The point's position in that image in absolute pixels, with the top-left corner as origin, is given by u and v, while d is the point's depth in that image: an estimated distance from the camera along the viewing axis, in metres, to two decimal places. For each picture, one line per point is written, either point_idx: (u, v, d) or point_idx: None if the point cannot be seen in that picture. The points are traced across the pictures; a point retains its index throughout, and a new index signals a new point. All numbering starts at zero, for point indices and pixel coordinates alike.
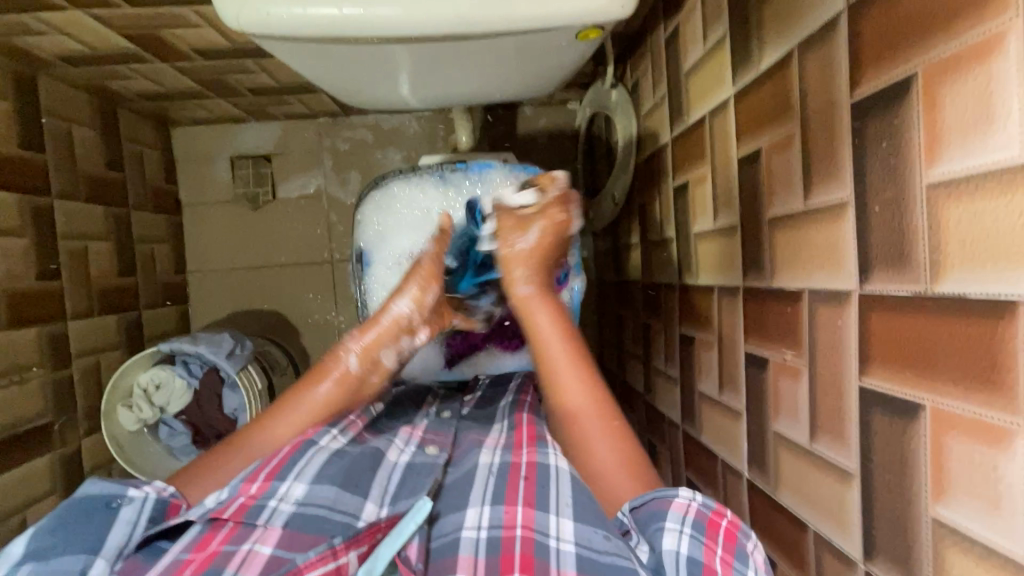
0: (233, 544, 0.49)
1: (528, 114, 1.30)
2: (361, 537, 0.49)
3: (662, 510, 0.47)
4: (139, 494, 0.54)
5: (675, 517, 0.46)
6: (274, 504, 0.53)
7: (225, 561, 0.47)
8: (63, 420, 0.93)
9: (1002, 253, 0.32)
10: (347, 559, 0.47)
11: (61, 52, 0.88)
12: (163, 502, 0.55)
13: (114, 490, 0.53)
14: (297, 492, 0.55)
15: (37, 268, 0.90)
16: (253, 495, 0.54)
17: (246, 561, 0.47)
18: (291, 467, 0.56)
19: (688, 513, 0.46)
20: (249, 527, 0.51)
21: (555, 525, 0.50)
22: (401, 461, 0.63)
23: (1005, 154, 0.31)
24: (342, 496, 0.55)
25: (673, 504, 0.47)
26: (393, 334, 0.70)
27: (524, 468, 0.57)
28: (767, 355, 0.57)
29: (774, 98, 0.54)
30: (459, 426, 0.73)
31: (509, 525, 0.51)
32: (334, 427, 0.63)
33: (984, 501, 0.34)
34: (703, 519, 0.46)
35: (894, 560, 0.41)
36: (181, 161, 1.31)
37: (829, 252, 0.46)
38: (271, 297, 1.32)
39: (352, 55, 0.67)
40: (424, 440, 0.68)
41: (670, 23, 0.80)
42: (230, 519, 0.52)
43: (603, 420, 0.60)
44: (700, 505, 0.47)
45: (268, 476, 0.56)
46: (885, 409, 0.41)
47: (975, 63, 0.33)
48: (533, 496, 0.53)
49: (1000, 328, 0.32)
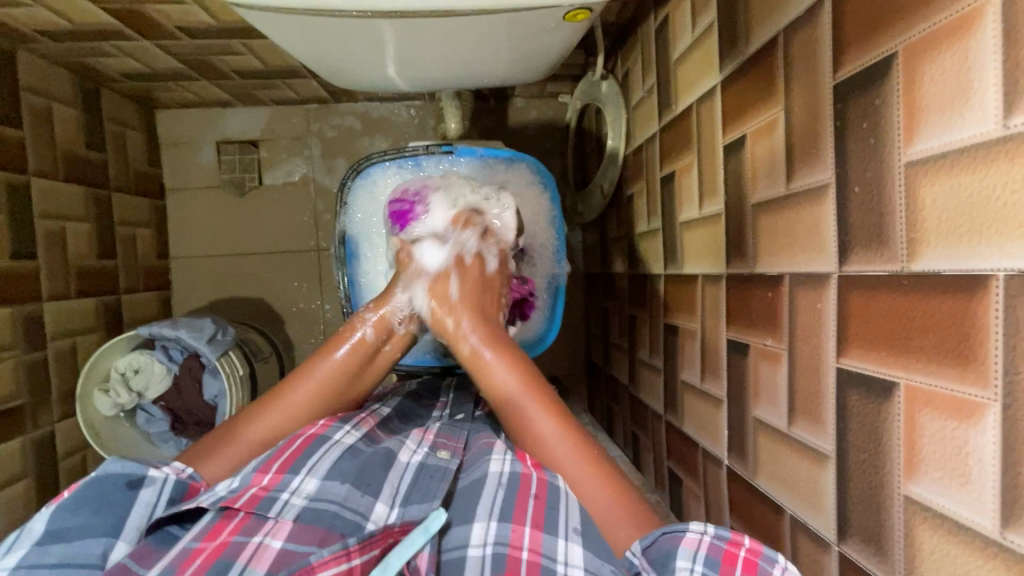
0: (244, 535, 0.49)
1: (519, 105, 1.29)
2: (375, 539, 0.47)
3: (673, 546, 0.45)
4: (158, 475, 0.53)
5: (687, 556, 0.44)
6: (286, 497, 0.53)
7: (236, 552, 0.47)
8: (37, 402, 0.91)
9: (980, 229, 0.32)
10: (359, 560, 0.46)
11: (42, 26, 0.86)
12: (182, 484, 0.54)
13: (134, 469, 0.52)
14: (309, 487, 0.54)
15: (12, 246, 0.88)
16: (265, 486, 0.53)
17: (257, 554, 0.47)
18: (305, 461, 0.56)
19: (700, 549, 0.44)
20: (261, 517, 0.51)
21: (563, 549, 0.51)
22: (412, 462, 0.61)
23: (981, 129, 0.31)
24: (353, 494, 0.55)
25: (684, 541, 0.45)
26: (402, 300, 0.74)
27: (535, 485, 0.56)
28: (748, 341, 0.57)
29: (758, 83, 0.54)
30: (472, 430, 0.71)
31: (516, 546, 0.51)
32: (347, 423, 0.62)
33: (954, 475, 0.34)
34: (716, 554, 0.44)
35: (867, 539, 0.41)
36: (166, 145, 1.29)
37: (809, 235, 0.46)
38: (256, 284, 1.30)
39: (336, 28, 0.66)
40: (437, 443, 0.65)
41: (660, 13, 0.81)
42: (241, 509, 0.51)
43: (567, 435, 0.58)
44: (713, 539, 0.44)
45: (283, 468, 0.55)
46: (861, 390, 0.41)
47: (955, 39, 0.33)
48: (541, 518, 0.53)
49: (974, 304, 0.32)
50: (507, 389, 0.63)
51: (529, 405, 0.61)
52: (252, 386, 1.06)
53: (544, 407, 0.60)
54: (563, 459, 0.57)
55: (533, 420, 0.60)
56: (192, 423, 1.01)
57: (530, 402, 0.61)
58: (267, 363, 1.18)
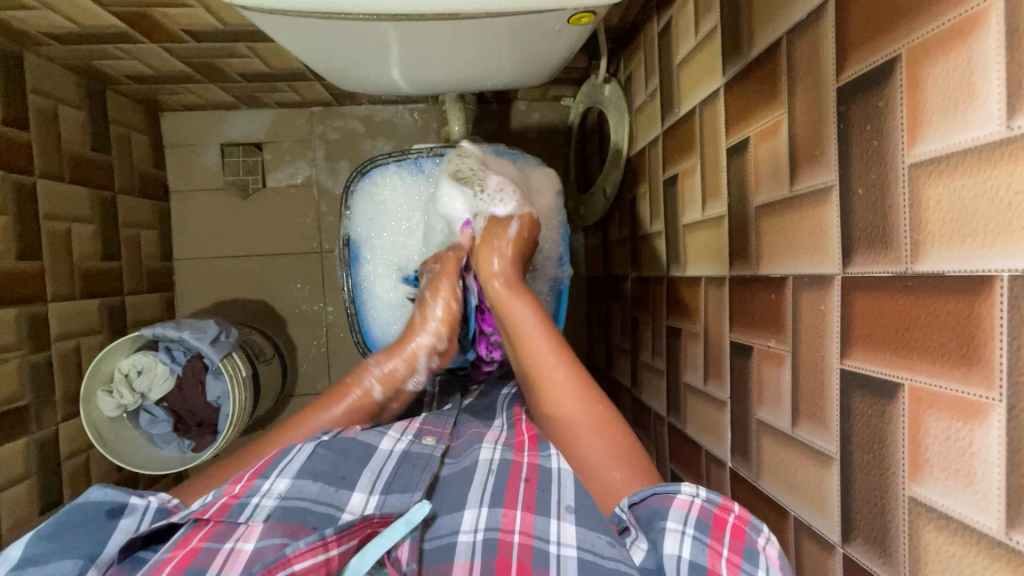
0: (215, 542, 0.48)
1: (521, 108, 1.30)
2: (353, 529, 0.47)
3: (664, 507, 0.47)
4: (140, 503, 0.53)
5: (677, 518, 0.46)
6: (256, 501, 0.52)
7: (208, 560, 0.46)
8: (40, 403, 0.91)
9: (982, 229, 0.32)
10: (336, 551, 0.46)
11: (50, 29, 0.87)
12: (165, 511, 0.54)
13: (114, 497, 0.53)
14: (280, 487, 0.54)
15: (17, 247, 0.89)
16: (236, 494, 0.53)
17: (229, 560, 0.47)
18: (276, 465, 0.56)
19: (691, 512, 0.45)
20: (231, 524, 0.50)
21: (555, 530, 0.51)
22: (396, 450, 0.61)
23: (984, 131, 0.32)
24: (327, 490, 0.55)
25: (676, 502, 0.46)
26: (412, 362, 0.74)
27: (525, 470, 0.58)
28: (751, 344, 0.57)
29: (760, 87, 0.54)
30: (458, 419, 0.72)
31: (506, 530, 0.52)
32: (324, 434, 0.62)
33: (960, 476, 0.34)
34: (707, 517, 0.45)
35: (871, 541, 0.41)
36: (170, 148, 1.29)
37: (813, 237, 0.46)
38: (259, 286, 1.30)
39: (341, 31, 0.67)
40: (423, 430, 0.65)
41: (663, 17, 0.81)
42: (211, 519, 0.50)
43: (585, 403, 0.60)
44: (704, 503, 0.46)
45: (254, 475, 0.55)
46: (865, 392, 0.41)
47: (957, 42, 0.33)
48: (533, 500, 0.54)
49: (978, 304, 0.32)
50: (533, 339, 0.66)
51: (550, 357, 0.65)
52: (254, 387, 1.06)
53: (565, 365, 0.64)
54: (573, 415, 0.60)
55: (552, 371, 0.64)
56: (195, 424, 1.01)
57: (552, 357, 0.65)
58: (270, 365, 1.18)
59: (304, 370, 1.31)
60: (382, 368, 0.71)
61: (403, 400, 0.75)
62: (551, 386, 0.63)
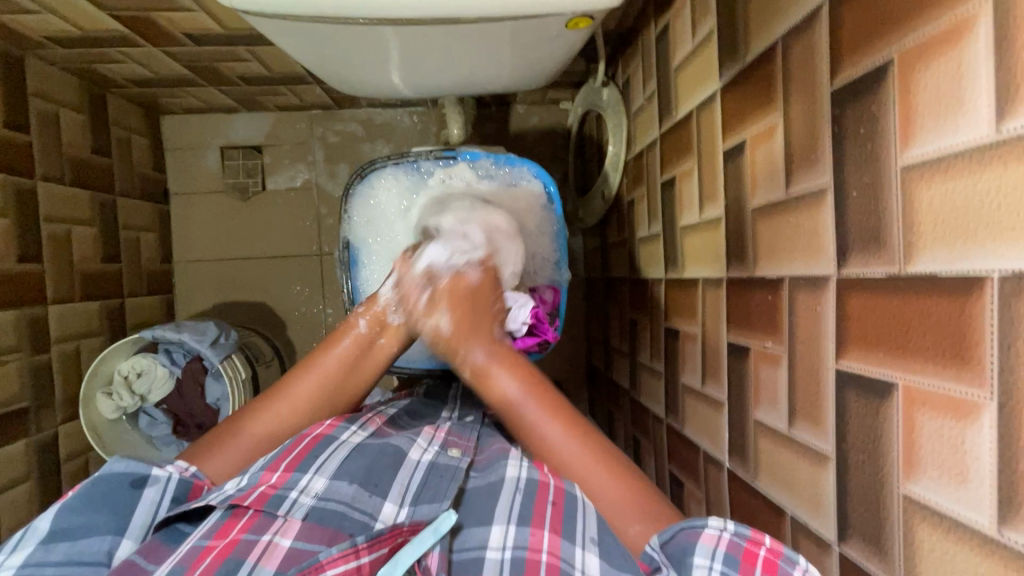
0: (254, 534, 0.49)
1: (520, 111, 1.30)
2: (384, 537, 0.47)
3: (691, 543, 0.45)
4: (162, 474, 0.53)
5: (705, 553, 0.44)
6: (295, 496, 0.53)
7: (246, 550, 0.47)
8: (41, 405, 0.91)
9: (971, 232, 0.33)
10: (367, 558, 0.46)
11: (51, 33, 0.87)
12: (186, 482, 0.54)
13: (137, 469, 0.53)
14: (318, 487, 0.54)
15: (18, 250, 0.89)
16: (273, 485, 0.53)
17: (268, 551, 0.48)
18: (313, 460, 0.56)
19: (719, 546, 0.45)
20: (270, 515, 0.51)
21: (580, 557, 0.50)
22: (423, 461, 0.61)
23: (973, 135, 0.32)
24: (360, 494, 0.55)
25: (703, 537, 0.45)
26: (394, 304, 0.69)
27: (552, 493, 0.57)
28: (748, 344, 0.57)
29: (757, 90, 0.55)
30: (481, 433, 0.71)
31: (534, 549, 0.51)
32: (354, 423, 0.63)
33: (951, 474, 0.34)
34: (736, 552, 0.44)
35: (867, 540, 0.41)
36: (170, 151, 1.30)
37: (808, 238, 0.47)
38: (259, 288, 1.31)
39: (342, 35, 0.67)
40: (448, 441, 0.65)
41: (660, 21, 0.82)
42: (251, 507, 0.51)
43: (586, 452, 0.56)
44: (732, 536, 0.45)
45: (290, 467, 0.55)
46: (861, 391, 0.41)
47: (947, 47, 0.34)
48: (560, 523, 0.53)
49: (969, 304, 0.33)
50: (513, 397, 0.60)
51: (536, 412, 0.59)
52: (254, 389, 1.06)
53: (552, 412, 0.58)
54: (582, 470, 0.55)
55: (545, 429, 0.58)
56: (194, 426, 1.00)
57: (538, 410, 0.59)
58: (269, 367, 1.18)
59: None
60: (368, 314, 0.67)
61: (394, 338, 0.68)
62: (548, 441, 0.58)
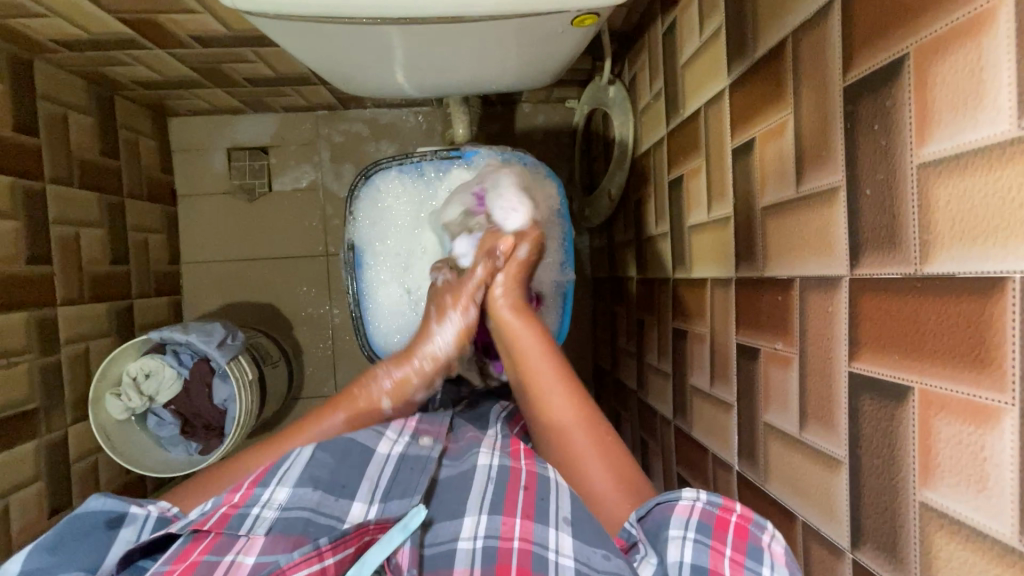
0: (215, 555, 0.49)
1: (526, 111, 1.30)
2: (349, 538, 0.48)
3: (666, 516, 0.49)
4: (140, 512, 0.54)
5: (679, 524, 0.48)
6: (257, 511, 0.53)
7: (208, 571, 0.48)
8: (50, 407, 0.92)
9: (990, 232, 0.32)
10: (332, 560, 0.47)
11: (58, 36, 0.88)
12: (164, 520, 0.55)
13: (114, 507, 0.54)
14: (280, 497, 0.54)
15: (27, 251, 0.90)
16: (235, 503, 0.53)
17: (230, 572, 0.48)
18: (275, 471, 0.55)
19: (693, 516, 0.48)
20: (231, 536, 0.51)
21: (554, 538, 0.52)
22: (393, 454, 0.60)
23: (994, 130, 0.31)
24: (326, 499, 0.55)
25: (677, 509, 0.48)
26: (427, 371, 0.70)
27: (524, 477, 0.57)
28: (758, 345, 0.56)
29: (766, 86, 0.54)
30: (453, 419, 0.72)
31: (506, 537, 0.52)
32: None
33: (970, 481, 0.33)
34: (709, 519, 0.47)
35: (881, 548, 0.40)
36: (177, 152, 1.31)
37: (820, 238, 0.46)
38: (265, 289, 1.31)
39: (345, 35, 0.67)
40: (418, 430, 0.64)
41: (667, 18, 0.81)
42: (212, 530, 0.51)
43: (591, 435, 0.60)
44: (705, 505, 0.48)
45: (253, 483, 0.54)
46: (874, 394, 0.40)
47: (966, 39, 0.33)
48: (533, 508, 0.54)
49: (988, 306, 0.32)
50: (532, 362, 0.66)
51: (552, 381, 0.64)
52: (260, 390, 1.06)
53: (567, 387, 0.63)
54: (582, 448, 0.59)
55: (556, 402, 0.62)
56: (202, 428, 1.01)
57: (553, 380, 0.64)
58: (276, 367, 1.18)
59: (310, 373, 1.32)
60: (392, 376, 0.69)
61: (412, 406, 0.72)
62: (557, 415, 0.62)
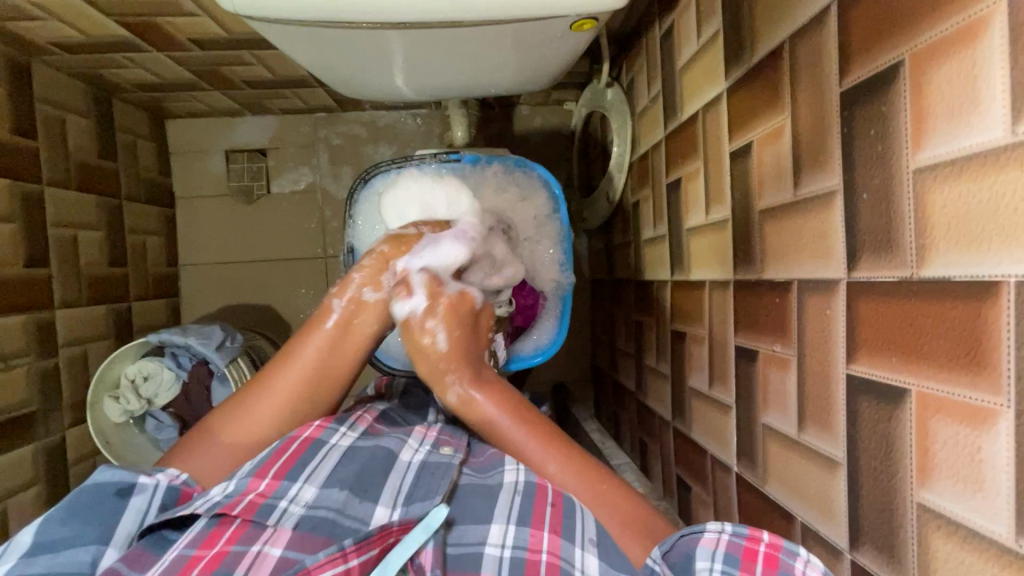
0: (243, 544, 0.49)
1: (524, 113, 1.30)
2: (372, 539, 0.47)
3: (694, 547, 0.46)
4: (150, 482, 0.52)
5: (706, 554, 0.45)
6: (285, 505, 0.53)
7: (235, 562, 0.47)
8: (49, 409, 0.92)
9: (986, 236, 0.32)
10: (356, 561, 0.46)
11: (57, 38, 0.88)
12: (175, 489, 0.53)
13: (124, 477, 0.51)
14: (307, 495, 0.54)
15: (25, 254, 0.90)
16: (262, 493, 0.53)
17: (256, 563, 0.47)
18: (303, 468, 0.56)
19: (719, 547, 0.45)
20: (259, 527, 0.51)
21: (580, 558, 0.50)
22: (415, 461, 0.60)
23: (989, 136, 0.32)
24: (351, 501, 0.55)
25: (704, 540, 0.46)
26: (377, 270, 0.69)
27: (551, 493, 0.56)
28: (756, 347, 0.57)
29: (763, 91, 0.54)
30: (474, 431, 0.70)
31: (534, 549, 0.51)
32: (343, 424, 0.62)
33: (967, 482, 0.34)
34: (735, 551, 0.45)
35: (880, 548, 0.41)
36: (175, 154, 1.30)
37: (818, 241, 0.46)
38: (264, 291, 1.31)
39: (345, 39, 0.67)
40: (440, 440, 0.65)
41: (665, 22, 0.81)
42: (240, 516, 0.51)
43: (590, 485, 0.57)
44: (731, 536, 0.46)
45: (280, 474, 0.55)
46: (872, 396, 0.41)
47: (962, 45, 0.33)
48: (560, 523, 0.53)
49: (984, 310, 0.32)
50: (505, 429, 0.62)
51: (527, 442, 0.61)
52: None
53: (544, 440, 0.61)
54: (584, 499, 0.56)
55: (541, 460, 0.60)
56: None
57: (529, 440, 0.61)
58: None
59: None
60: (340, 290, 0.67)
61: (372, 315, 0.67)
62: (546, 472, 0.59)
